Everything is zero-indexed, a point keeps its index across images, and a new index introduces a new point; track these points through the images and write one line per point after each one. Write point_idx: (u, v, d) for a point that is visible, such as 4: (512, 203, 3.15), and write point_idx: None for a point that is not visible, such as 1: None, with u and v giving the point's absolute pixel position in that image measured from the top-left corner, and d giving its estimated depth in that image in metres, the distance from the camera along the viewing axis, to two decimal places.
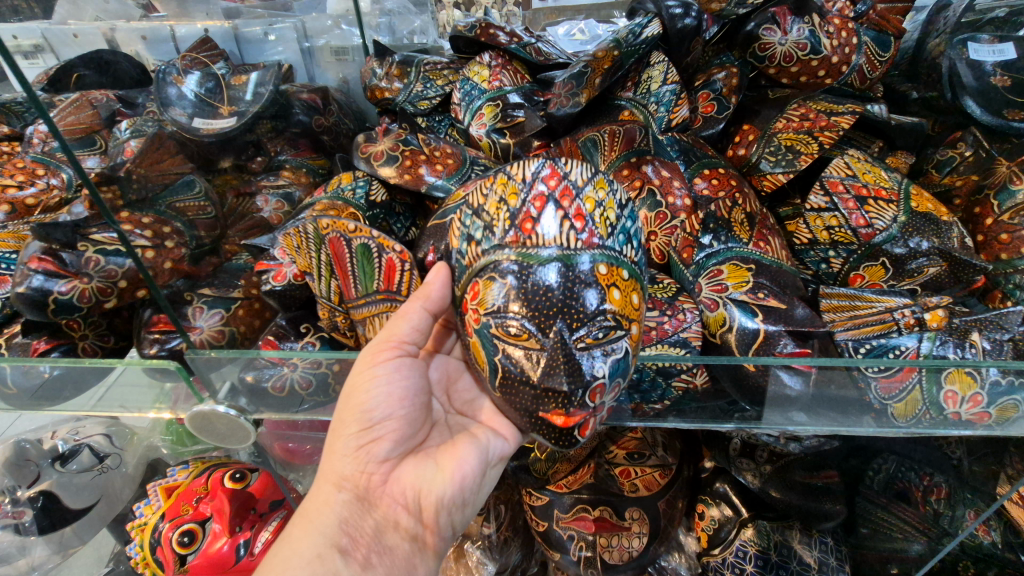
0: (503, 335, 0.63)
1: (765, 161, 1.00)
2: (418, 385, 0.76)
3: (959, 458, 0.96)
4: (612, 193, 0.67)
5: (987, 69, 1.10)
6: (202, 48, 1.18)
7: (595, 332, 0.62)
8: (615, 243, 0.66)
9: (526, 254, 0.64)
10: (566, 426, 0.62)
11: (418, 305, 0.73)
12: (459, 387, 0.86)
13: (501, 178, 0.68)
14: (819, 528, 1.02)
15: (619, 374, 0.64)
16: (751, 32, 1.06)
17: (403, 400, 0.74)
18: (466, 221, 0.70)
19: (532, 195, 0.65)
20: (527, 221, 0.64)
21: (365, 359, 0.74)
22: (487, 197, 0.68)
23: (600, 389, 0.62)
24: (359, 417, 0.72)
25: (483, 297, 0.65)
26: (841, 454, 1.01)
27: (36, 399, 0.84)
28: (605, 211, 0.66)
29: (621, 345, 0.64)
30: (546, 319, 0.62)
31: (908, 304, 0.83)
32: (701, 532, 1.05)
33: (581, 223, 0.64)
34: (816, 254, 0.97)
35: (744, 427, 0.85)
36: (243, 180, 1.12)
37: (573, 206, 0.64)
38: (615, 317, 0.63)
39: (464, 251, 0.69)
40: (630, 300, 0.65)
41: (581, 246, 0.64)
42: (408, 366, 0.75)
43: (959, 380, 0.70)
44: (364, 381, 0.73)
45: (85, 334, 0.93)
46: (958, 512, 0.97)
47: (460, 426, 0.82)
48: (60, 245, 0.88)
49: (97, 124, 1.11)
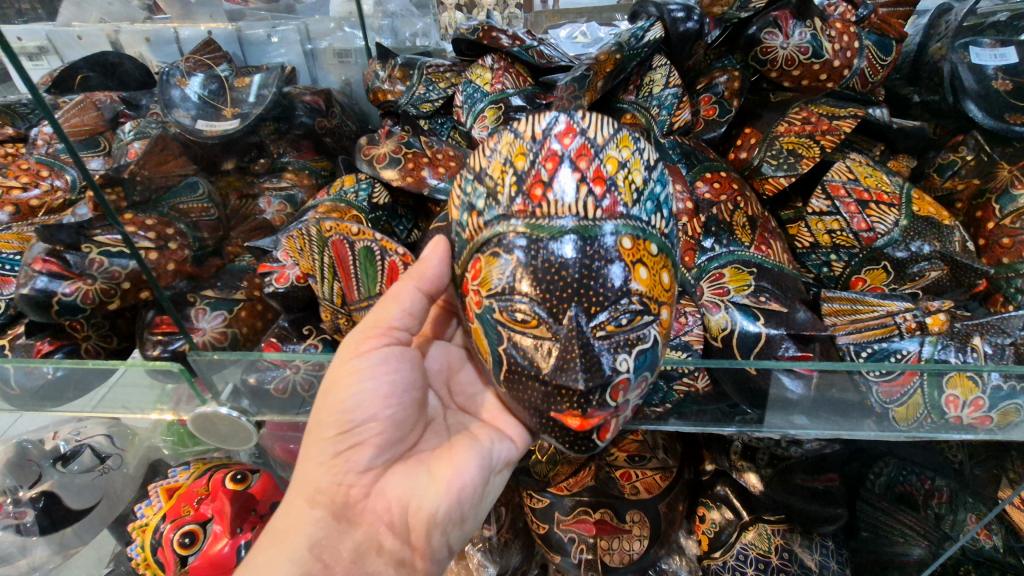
0: (507, 321, 0.63)
1: (767, 165, 1.00)
2: (403, 381, 0.74)
3: (960, 462, 0.96)
4: (638, 153, 0.65)
5: (988, 72, 1.09)
6: (205, 50, 1.17)
7: (617, 319, 0.61)
8: (641, 211, 0.63)
9: (537, 226, 0.61)
10: (582, 429, 0.61)
11: (411, 286, 0.73)
12: (457, 379, 0.87)
13: (508, 136, 0.65)
14: (819, 531, 1.01)
15: (644, 368, 0.63)
16: (752, 36, 1.05)
17: (388, 399, 0.73)
18: (465, 192, 0.68)
19: (544, 155, 0.63)
20: (537, 187, 0.62)
21: (350, 348, 0.73)
22: (490, 157, 0.66)
23: (623, 386, 0.61)
24: (338, 416, 0.71)
25: (487, 276, 0.64)
26: (842, 457, 1.00)
27: (39, 400, 0.85)
28: (630, 172, 0.63)
29: (649, 332, 0.63)
30: (560, 302, 0.60)
31: (910, 308, 0.83)
32: (701, 535, 1.05)
33: (601, 187, 0.62)
34: (816, 258, 0.97)
35: (744, 430, 0.85)
36: (246, 182, 1.13)
37: (592, 166, 0.62)
38: (643, 299, 0.62)
39: (465, 222, 0.68)
40: (657, 278, 0.64)
41: (602, 216, 0.61)
42: (393, 356, 0.74)
43: (959, 384, 0.70)
44: (346, 375, 0.71)
45: (88, 335, 0.94)
46: (958, 515, 0.98)
47: (459, 425, 0.83)
48: (65, 246, 0.89)
49: (101, 126, 1.11)
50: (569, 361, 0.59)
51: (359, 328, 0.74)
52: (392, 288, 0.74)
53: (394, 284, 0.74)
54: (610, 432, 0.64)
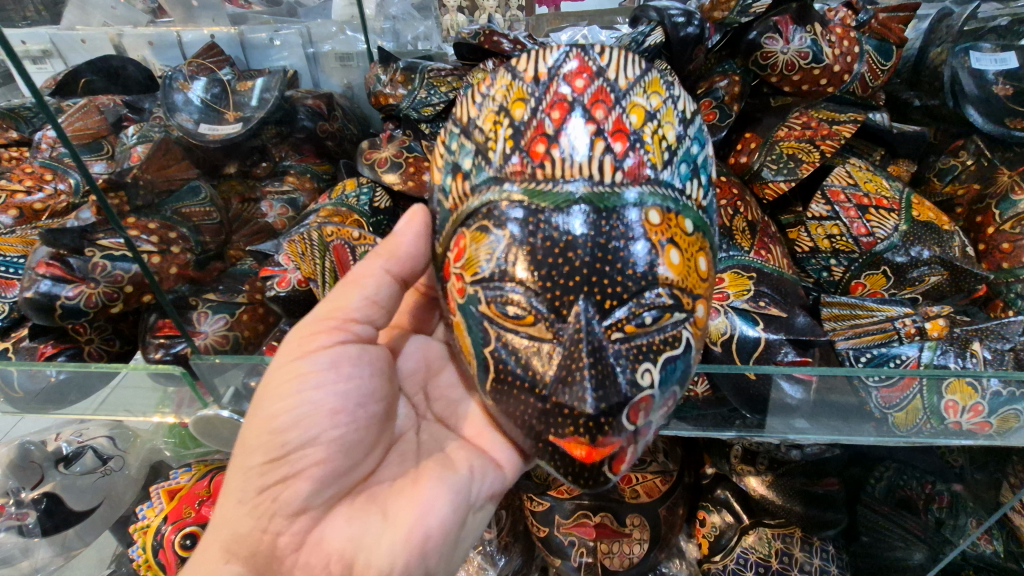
0: (499, 317, 0.58)
1: (766, 169, 1.01)
2: (354, 391, 0.71)
3: (961, 466, 0.97)
4: (670, 102, 0.61)
5: (988, 78, 1.09)
6: (208, 54, 1.17)
7: (640, 318, 0.56)
8: (674, 175, 0.60)
9: (540, 194, 0.57)
10: (589, 460, 0.55)
11: (379, 264, 0.74)
12: (434, 385, 0.88)
13: (506, 78, 0.61)
14: (820, 535, 1.00)
15: (671, 381, 0.57)
16: (753, 40, 1.06)
17: (333, 415, 0.68)
18: (455, 153, 0.64)
19: (550, 104, 0.59)
20: (540, 143, 0.58)
21: (292, 349, 0.70)
22: (483, 104, 0.62)
23: (644, 407, 0.56)
24: (267, 436, 0.66)
25: (471, 258, 0.59)
26: (842, 461, 1.03)
27: (42, 402, 0.85)
28: (660, 126, 0.60)
29: (684, 333, 0.58)
30: (567, 295, 0.55)
31: (909, 313, 0.84)
32: (702, 538, 1.05)
33: (622, 142, 0.58)
34: (816, 262, 0.97)
35: (744, 434, 0.85)
36: (249, 186, 1.15)
37: (613, 117, 0.59)
38: (675, 290, 0.57)
39: (449, 188, 0.64)
40: (691, 262, 0.59)
41: (623, 178, 0.57)
42: (344, 358, 0.71)
43: (959, 390, 0.70)
44: (282, 384, 0.67)
45: (91, 338, 0.94)
46: (959, 521, 0.97)
47: (433, 439, 0.83)
48: (68, 250, 0.90)
49: (105, 130, 1.11)
50: (572, 374, 0.54)
51: (306, 324, 0.72)
52: (359, 267, 0.76)
53: (361, 261, 0.76)
54: (625, 462, 0.58)
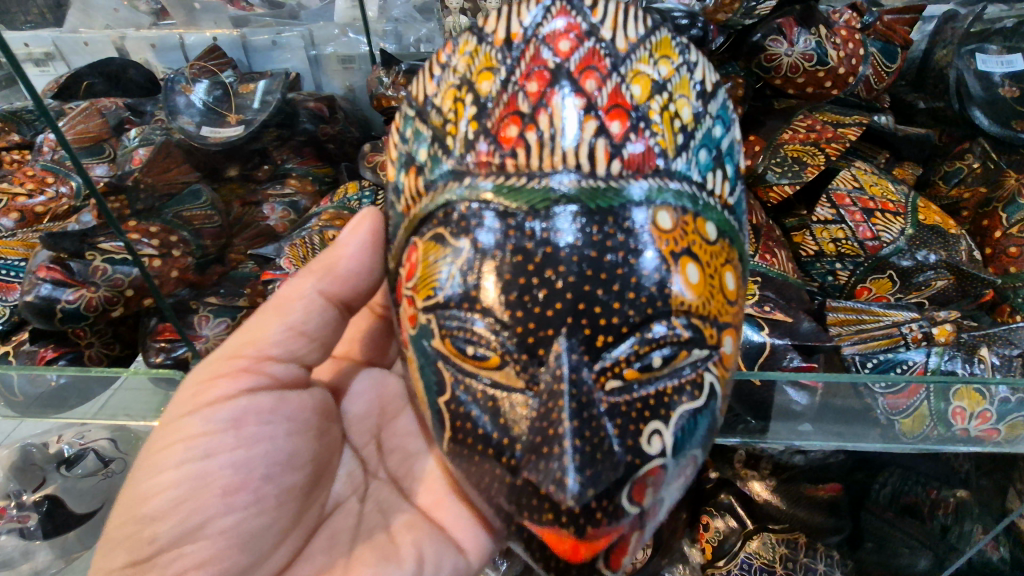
0: (458, 357, 0.51)
1: (770, 172, 1.00)
2: (257, 460, 0.64)
3: (966, 471, 0.94)
4: (686, 68, 0.54)
5: (995, 79, 1.08)
6: (210, 57, 1.17)
7: (646, 361, 0.49)
8: (690, 164, 0.53)
9: (512, 190, 0.50)
10: (577, 553, 0.49)
11: (311, 284, 0.72)
12: (390, 432, 0.82)
13: (467, 42, 0.55)
14: (824, 541, 1.00)
15: (686, 450, 0.51)
16: (757, 43, 1.05)
17: (227, 494, 0.61)
18: (410, 140, 0.57)
19: (527, 74, 0.52)
20: (511, 125, 0.51)
21: (183, 403, 0.63)
22: (441, 77, 0.56)
23: (648, 488, 0.49)
24: (134, 526, 0.59)
25: (428, 277, 0.52)
26: (847, 466, 1.00)
27: (41, 406, 0.82)
28: (671, 100, 0.52)
29: (706, 377, 0.51)
30: (545, 331, 0.48)
31: (916, 318, 0.83)
32: (705, 543, 1.01)
33: (620, 121, 0.50)
34: (821, 267, 0.97)
35: (747, 441, 0.81)
36: (250, 190, 1.13)
37: (609, 88, 0.51)
38: (697, 308, 0.50)
39: (402, 185, 0.57)
40: (713, 278, 0.52)
41: (622, 168, 0.50)
42: (247, 415, 0.64)
43: (966, 396, 0.70)
44: (160, 452, 0.61)
45: (91, 342, 0.94)
46: (965, 528, 0.99)
47: (381, 504, 0.77)
48: (69, 254, 0.89)
49: (106, 133, 1.12)
50: (548, 444, 0.47)
51: (207, 367, 0.66)
52: (286, 288, 0.73)
53: (291, 281, 0.73)
54: (626, 554, 0.51)
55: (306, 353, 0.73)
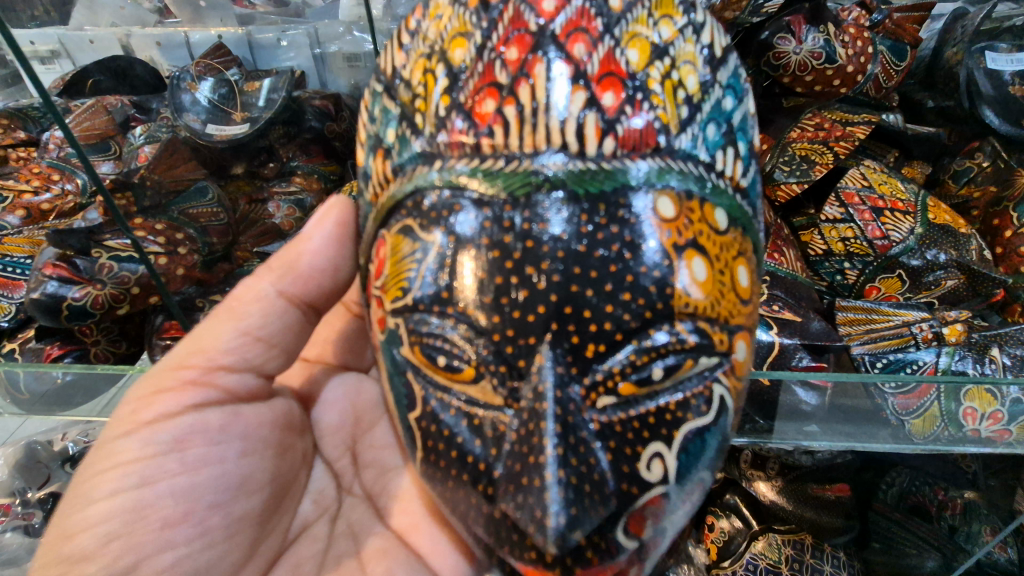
0: (427, 367, 0.50)
1: (778, 171, 1.00)
2: (203, 485, 0.62)
3: (974, 472, 0.96)
4: (689, 25, 0.53)
5: (1006, 78, 1.08)
6: (215, 55, 1.15)
7: (645, 375, 0.47)
8: (696, 141, 0.52)
9: (488, 173, 0.49)
10: None
11: (270, 283, 0.68)
12: (366, 443, 0.81)
13: (437, 6, 0.55)
14: (830, 541, 0.98)
15: (685, 475, 0.50)
16: (765, 40, 1.05)
17: (166, 527, 0.59)
18: (379, 118, 0.56)
19: (507, 40, 0.51)
20: (488, 99, 0.50)
21: (122, 422, 0.61)
22: (411, 48, 0.55)
23: (645, 521, 0.48)
24: (58, 568, 0.56)
25: (399, 276, 0.52)
26: (853, 466, 1.01)
27: (47, 403, 0.82)
28: (674, 67, 0.52)
29: (717, 390, 0.50)
30: (527, 339, 0.47)
31: (927, 318, 0.82)
32: (711, 544, 1.01)
33: (613, 92, 0.49)
34: (830, 266, 0.95)
35: (755, 442, 0.80)
36: (256, 187, 1.14)
37: (601, 54, 0.50)
38: (707, 297, 0.49)
39: (370, 167, 0.57)
40: (722, 274, 0.51)
41: (616, 147, 0.49)
42: (193, 432, 0.62)
43: (977, 397, 0.69)
44: (89, 480, 0.59)
45: (97, 339, 0.94)
46: (972, 528, 0.97)
47: (353, 525, 0.76)
48: (75, 251, 0.90)
49: (112, 130, 1.12)
50: (528, 474, 0.45)
51: (150, 379, 0.64)
52: (240, 288, 0.68)
53: (246, 280, 0.69)
54: None
55: (262, 361, 0.69)
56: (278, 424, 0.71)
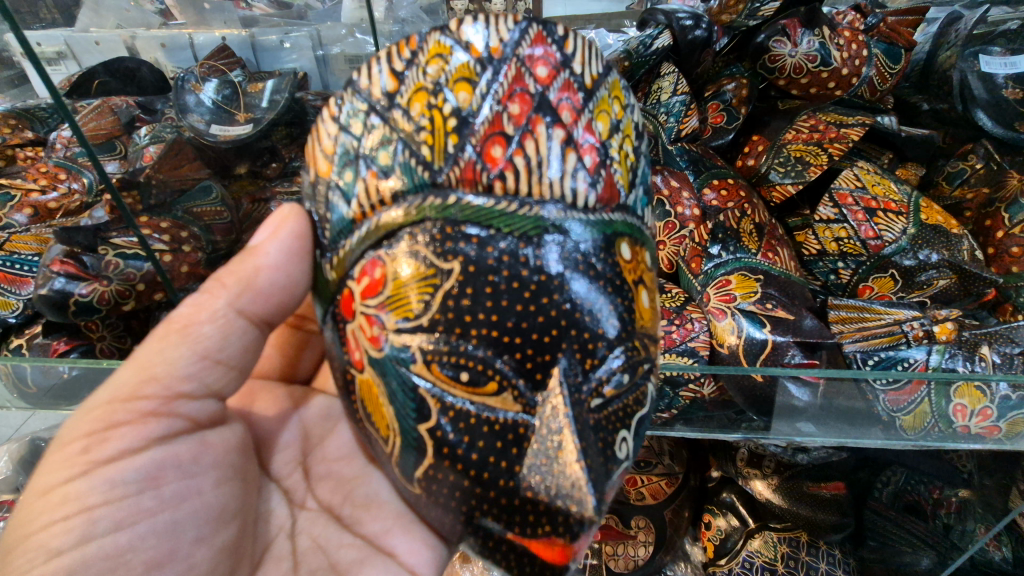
0: (446, 382, 0.50)
1: (774, 172, 1.03)
2: (186, 519, 0.59)
3: (970, 472, 0.93)
4: (631, 112, 0.58)
5: (998, 82, 1.09)
6: (219, 57, 1.20)
7: (618, 380, 0.52)
8: (636, 200, 0.58)
9: (504, 215, 0.50)
10: (561, 559, 0.50)
11: (224, 301, 0.62)
12: (319, 457, 0.78)
13: (436, 44, 0.52)
14: (826, 539, 0.99)
15: (637, 448, 0.55)
16: (761, 43, 1.07)
17: (151, 569, 0.55)
18: (368, 138, 0.53)
19: (508, 93, 0.51)
20: (496, 145, 0.51)
21: (73, 462, 0.55)
22: (408, 75, 0.52)
23: (614, 485, 0.52)
24: None
25: (403, 303, 0.51)
26: (849, 465, 1.01)
27: (55, 398, 0.84)
28: (624, 140, 0.56)
29: (650, 387, 0.56)
30: (543, 356, 0.49)
31: (917, 317, 0.84)
32: (707, 542, 1.02)
33: (592, 155, 0.53)
34: (824, 265, 0.98)
35: (750, 437, 0.84)
36: (257, 187, 1.15)
37: (583, 124, 0.53)
38: (644, 328, 0.55)
39: (358, 189, 0.53)
40: (654, 301, 0.58)
41: (596, 201, 0.53)
42: (163, 468, 0.58)
43: (968, 394, 0.70)
44: (42, 531, 0.53)
45: (104, 335, 0.96)
46: (969, 527, 0.96)
47: (317, 539, 0.72)
48: (82, 248, 0.93)
49: (117, 130, 1.14)
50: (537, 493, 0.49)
51: (93, 414, 0.57)
52: (188, 308, 0.62)
53: (194, 298, 0.62)
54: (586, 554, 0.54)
55: (222, 385, 0.64)
56: (242, 444, 0.68)
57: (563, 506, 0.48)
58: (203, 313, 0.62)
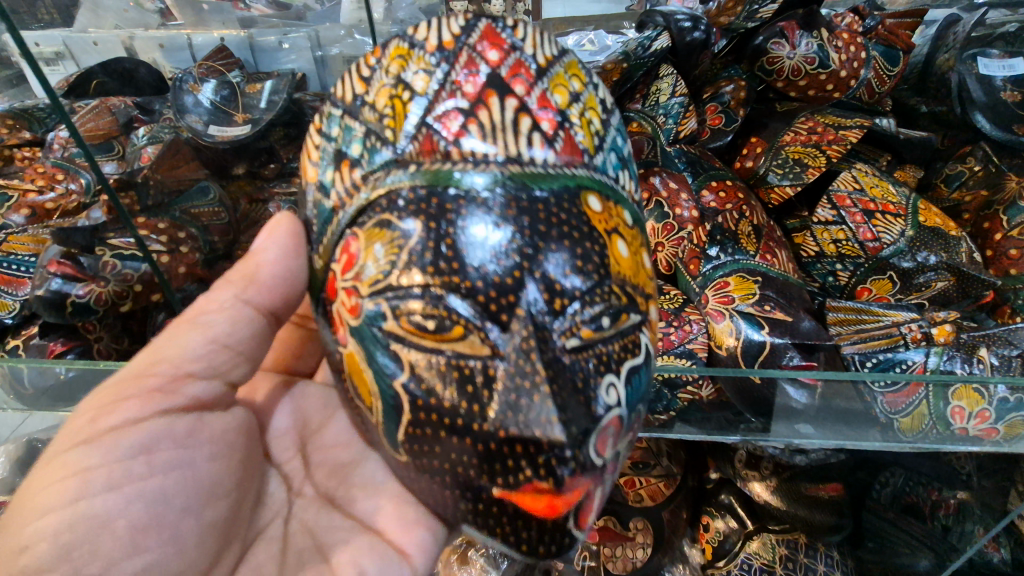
0: (414, 335, 0.50)
1: (772, 174, 1.03)
2: (176, 489, 0.58)
3: (968, 473, 0.91)
4: (592, 88, 0.59)
5: (997, 83, 1.10)
6: (217, 57, 1.20)
7: (597, 322, 0.51)
8: (606, 163, 0.57)
9: (460, 174, 0.51)
10: (550, 511, 0.50)
11: (230, 294, 0.65)
12: (317, 444, 0.78)
13: (398, 50, 0.56)
14: (824, 541, 0.99)
15: (636, 396, 0.54)
16: (760, 45, 1.07)
17: (137, 534, 0.54)
18: (341, 136, 0.57)
19: (461, 76, 0.54)
20: (451, 119, 0.53)
21: (76, 432, 0.55)
22: (374, 78, 0.57)
23: (608, 438, 0.51)
24: None
25: (366, 266, 0.53)
26: (848, 465, 0.98)
27: (52, 400, 0.84)
28: (586, 108, 0.57)
29: (642, 338, 0.55)
30: (507, 297, 0.49)
31: (916, 319, 0.84)
32: (706, 544, 1.02)
33: (548, 120, 0.54)
34: (822, 267, 0.98)
35: (748, 439, 0.84)
36: (256, 187, 1.15)
37: (537, 93, 0.54)
38: (622, 278, 0.54)
39: (331, 181, 0.57)
40: (637, 256, 0.57)
41: (555, 159, 0.53)
42: (159, 440, 0.57)
43: (965, 396, 0.70)
44: (28, 514, 0.51)
45: (100, 335, 0.95)
46: (966, 528, 0.97)
47: (310, 524, 0.72)
48: (80, 248, 0.93)
49: (115, 130, 1.14)
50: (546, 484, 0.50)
51: (101, 392, 0.58)
52: (199, 302, 0.65)
53: (205, 295, 0.66)
54: (590, 516, 0.53)
55: (229, 369, 0.65)
56: (242, 429, 0.68)
57: (536, 436, 0.48)
58: (212, 305, 0.65)
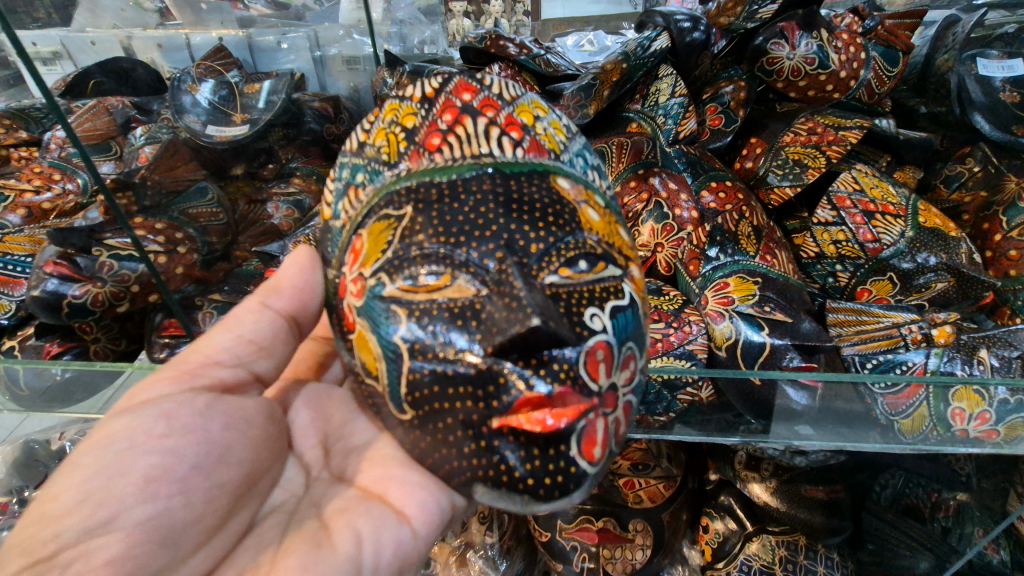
0: (408, 291, 0.52)
1: (772, 175, 1.03)
2: (190, 446, 0.57)
3: (967, 475, 0.93)
4: (556, 115, 0.61)
5: (996, 85, 1.09)
6: (216, 57, 1.17)
7: (575, 265, 0.53)
8: (573, 162, 0.60)
9: (444, 169, 0.55)
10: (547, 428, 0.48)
11: (255, 302, 0.70)
12: (339, 439, 0.76)
13: (390, 105, 0.61)
14: (824, 543, 0.97)
15: (624, 332, 0.54)
16: (760, 45, 1.07)
17: (148, 483, 0.53)
18: (343, 174, 0.61)
19: (440, 109, 0.58)
20: (433, 137, 0.56)
21: (116, 408, 0.58)
22: (372, 128, 0.60)
23: (599, 362, 0.51)
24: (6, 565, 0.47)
25: (367, 247, 0.55)
26: (847, 467, 0.99)
27: (48, 400, 0.83)
28: (551, 124, 0.60)
29: (624, 286, 0.56)
30: (490, 244, 0.52)
31: (916, 319, 0.84)
32: (705, 545, 1.02)
33: (518, 132, 0.57)
34: (822, 267, 0.98)
35: (749, 440, 0.84)
36: (254, 187, 1.18)
37: (503, 114, 0.58)
38: (600, 240, 0.57)
39: (341, 210, 0.60)
40: (611, 223, 0.60)
41: (525, 155, 0.57)
42: (179, 410, 0.58)
43: (966, 397, 0.70)
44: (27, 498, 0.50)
45: (97, 336, 0.96)
46: (966, 529, 0.96)
47: (320, 500, 0.68)
48: (76, 249, 0.92)
49: (113, 131, 1.14)
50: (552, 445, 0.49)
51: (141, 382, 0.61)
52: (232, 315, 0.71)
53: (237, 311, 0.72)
54: (597, 445, 0.50)
55: (254, 361, 0.69)
56: (262, 412, 0.68)
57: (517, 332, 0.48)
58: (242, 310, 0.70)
